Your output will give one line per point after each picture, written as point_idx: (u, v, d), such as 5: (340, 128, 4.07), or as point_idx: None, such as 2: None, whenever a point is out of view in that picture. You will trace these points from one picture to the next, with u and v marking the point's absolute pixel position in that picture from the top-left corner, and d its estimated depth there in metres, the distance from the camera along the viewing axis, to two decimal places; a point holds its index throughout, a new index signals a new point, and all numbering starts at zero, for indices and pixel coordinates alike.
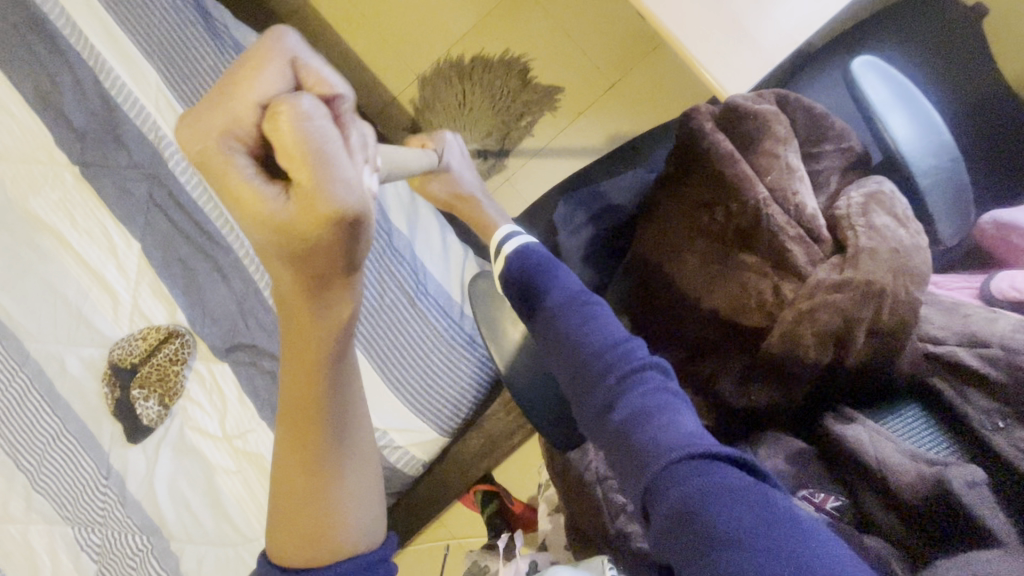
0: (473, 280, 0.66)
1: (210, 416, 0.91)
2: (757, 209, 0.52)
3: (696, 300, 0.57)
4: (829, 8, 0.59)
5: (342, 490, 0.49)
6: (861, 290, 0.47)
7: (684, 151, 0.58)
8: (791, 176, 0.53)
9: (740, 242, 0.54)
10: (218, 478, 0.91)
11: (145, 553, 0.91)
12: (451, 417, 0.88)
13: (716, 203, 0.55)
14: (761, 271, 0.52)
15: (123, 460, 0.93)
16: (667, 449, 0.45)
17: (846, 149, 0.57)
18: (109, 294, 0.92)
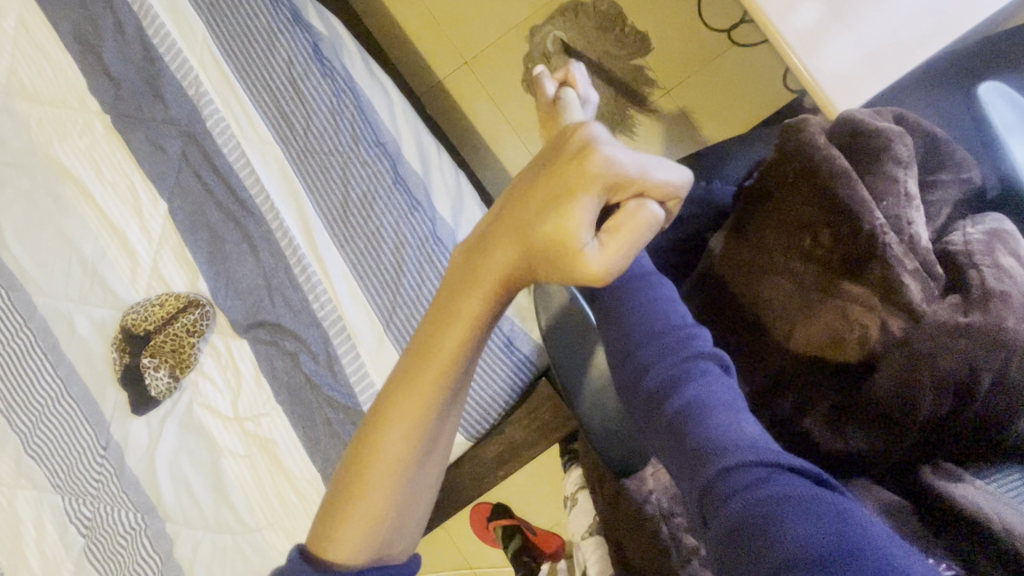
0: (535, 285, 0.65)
1: (221, 393, 0.85)
2: (873, 236, 0.47)
3: (787, 328, 0.53)
4: (959, 27, 0.54)
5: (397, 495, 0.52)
6: (993, 335, 0.42)
7: (788, 165, 0.54)
8: (909, 203, 0.49)
9: (846, 271, 0.49)
10: (224, 461, 0.85)
11: (137, 533, 0.86)
12: (480, 423, 0.83)
13: (823, 224, 0.50)
14: (867, 304, 0.48)
15: (124, 431, 0.87)
16: (728, 453, 0.42)
17: (963, 180, 0.52)
18: (128, 254, 0.86)
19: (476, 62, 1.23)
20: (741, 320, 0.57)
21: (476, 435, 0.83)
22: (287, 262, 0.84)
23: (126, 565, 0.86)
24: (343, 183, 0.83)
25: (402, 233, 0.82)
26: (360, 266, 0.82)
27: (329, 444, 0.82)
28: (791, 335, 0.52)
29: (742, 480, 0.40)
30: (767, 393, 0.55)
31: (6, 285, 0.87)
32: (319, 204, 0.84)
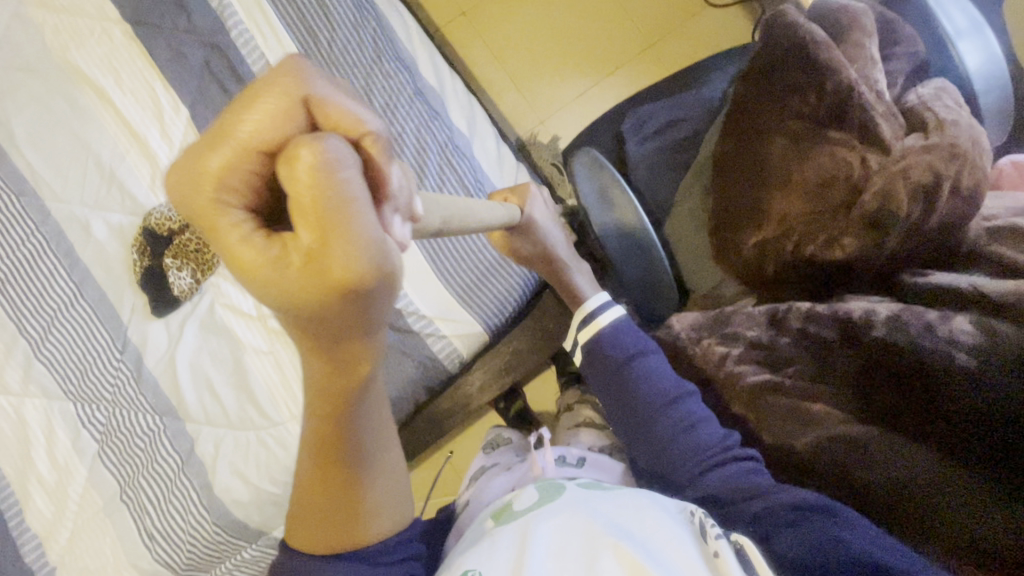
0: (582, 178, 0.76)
1: (244, 293, 0.88)
2: (850, 86, 0.58)
3: (787, 174, 0.63)
4: None
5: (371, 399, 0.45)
6: (951, 149, 0.54)
7: (777, 41, 0.63)
8: (875, 65, 0.60)
9: (832, 118, 0.60)
10: (247, 357, 0.87)
11: (156, 433, 0.87)
12: (496, 316, 0.89)
13: (809, 86, 0.61)
14: (849, 145, 0.59)
15: (143, 335, 0.88)
16: (771, 495, 0.58)
17: (911, 54, 0.65)
18: (148, 159, 0.88)
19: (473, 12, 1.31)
20: (740, 175, 0.68)
21: (493, 329, 0.89)
22: None
23: (144, 466, 0.87)
24: (365, 92, 0.87)
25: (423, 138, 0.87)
26: None
27: None
28: (790, 180, 0.63)
29: (784, 521, 0.55)
30: (779, 236, 0.64)
31: (18, 189, 0.87)
32: None
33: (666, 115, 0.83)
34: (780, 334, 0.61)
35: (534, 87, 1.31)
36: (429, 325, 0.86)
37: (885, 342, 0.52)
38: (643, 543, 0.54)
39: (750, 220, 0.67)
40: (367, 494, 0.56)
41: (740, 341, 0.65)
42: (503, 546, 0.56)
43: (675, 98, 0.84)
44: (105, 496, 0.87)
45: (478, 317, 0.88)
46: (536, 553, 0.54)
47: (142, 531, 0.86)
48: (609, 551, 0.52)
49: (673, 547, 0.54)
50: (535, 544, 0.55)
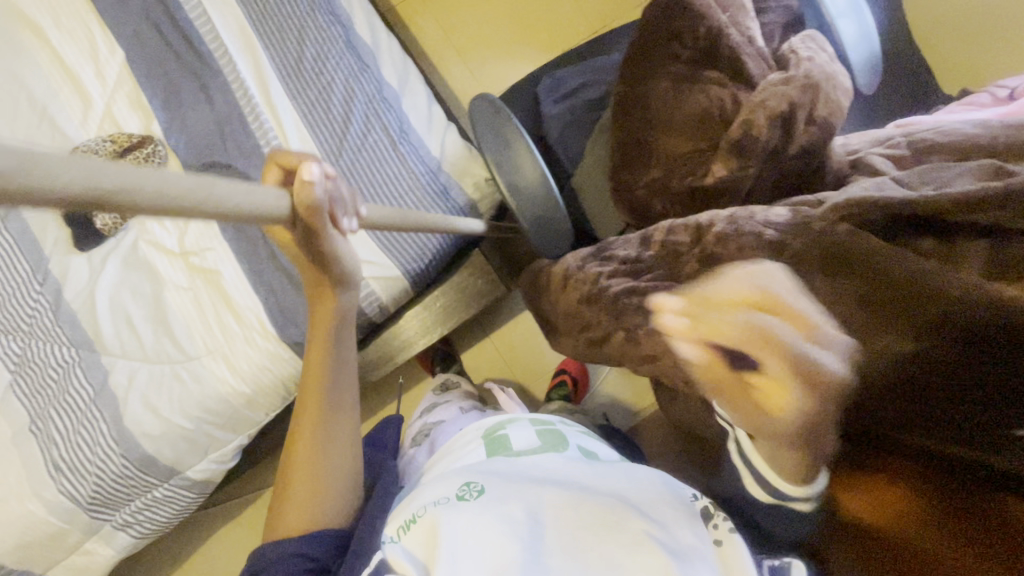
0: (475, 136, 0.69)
1: (168, 231, 0.90)
2: (717, 31, 0.62)
3: (669, 116, 0.65)
4: None
5: (334, 469, 0.69)
6: (804, 80, 0.56)
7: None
8: (746, 14, 0.64)
9: (706, 61, 0.63)
10: (167, 293, 0.89)
11: (70, 365, 0.87)
12: (416, 261, 0.91)
13: (684, 33, 0.64)
14: (722, 83, 0.62)
15: (63, 267, 0.89)
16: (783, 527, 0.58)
17: (785, 9, 0.69)
18: (81, 97, 0.90)
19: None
20: (632, 117, 0.68)
21: (412, 275, 0.91)
22: (240, 109, 0.89)
23: (56, 397, 0.87)
24: (298, 42, 0.91)
25: (351, 88, 0.90)
26: (310, 116, 0.90)
27: (274, 277, 0.88)
28: (671, 121, 0.65)
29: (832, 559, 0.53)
30: (664, 175, 0.66)
31: None
32: (276, 62, 0.91)
33: (578, 79, 0.84)
34: (647, 249, 0.61)
35: (482, 67, 1.36)
36: None
37: (721, 236, 0.52)
38: (656, 518, 0.57)
39: (638, 163, 0.68)
40: (329, 477, 0.69)
41: (613, 261, 0.65)
42: (505, 481, 0.60)
43: (589, 62, 0.85)
44: (15, 426, 0.87)
45: (398, 262, 0.90)
46: (524, 506, 0.56)
47: (48, 462, 0.86)
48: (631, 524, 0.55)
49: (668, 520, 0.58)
50: (536, 495, 0.58)
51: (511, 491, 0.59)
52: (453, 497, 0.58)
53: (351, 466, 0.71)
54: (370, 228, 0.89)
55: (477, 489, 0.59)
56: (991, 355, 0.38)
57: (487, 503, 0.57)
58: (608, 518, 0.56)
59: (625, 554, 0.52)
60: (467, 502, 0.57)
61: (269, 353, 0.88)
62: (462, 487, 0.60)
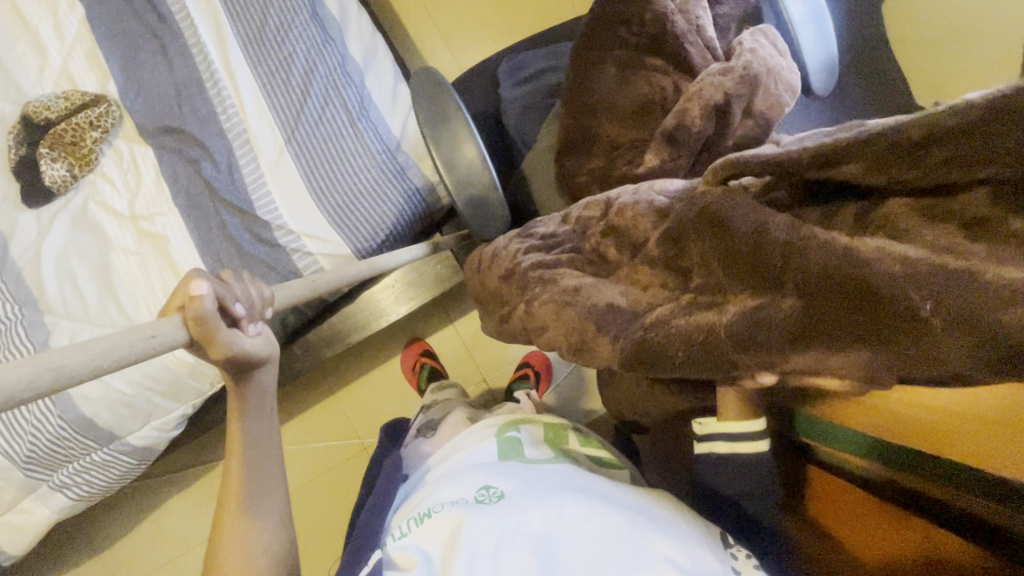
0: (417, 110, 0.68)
1: (119, 193, 0.89)
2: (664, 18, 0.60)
3: (612, 102, 0.65)
4: None
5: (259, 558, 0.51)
6: (744, 72, 0.54)
7: None
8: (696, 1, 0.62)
9: (651, 47, 0.63)
10: (114, 256, 0.88)
11: (11, 322, 0.86)
12: (368, 240, 0.90)
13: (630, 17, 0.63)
14: (665, 70, 0.63)
15: (12, 224, 0.88)
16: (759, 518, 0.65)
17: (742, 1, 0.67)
18: (39, 52, 0.89)
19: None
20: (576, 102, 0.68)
21: (364, 255, 0.90)
22: (199, 74, 0.88)
23: None
24: (262, 9, 0.89)
25: (312, 60, 0.89)
26: (269, 87, 0.88)
27: (222, 247, 0.87)
28: (614, 107, 0.65)
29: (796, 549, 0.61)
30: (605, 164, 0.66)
31: None
32: (238, 30, 0.89)
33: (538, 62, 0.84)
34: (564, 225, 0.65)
35: (463, 49, 1.34)
36: (296, 241, 0.88)
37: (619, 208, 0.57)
38: (674, 534, 0.56)
39: (577, 147, 0.68)
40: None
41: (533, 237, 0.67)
42: (532, 484, 0.60)
43: (551, 45, 0.85)
44: None
45: (349, 240, 0.89)
46: (552, 508, 0.56)
47: None
48: (646, 548, 0.53)
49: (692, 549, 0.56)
50: (553, 497, 0.58)
51: (536, 495, 0.58)
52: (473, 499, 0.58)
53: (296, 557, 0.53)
54: (323, 204, 0.88)
55: (497, 495, 0.58)
56: (902, 359, 0.33)
57: (511, 510, 0.55)
58: (622, 536, 0.54)
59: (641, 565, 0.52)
60: (487, 506, 0.57)
61: None
62: (482, 491, 0.59)
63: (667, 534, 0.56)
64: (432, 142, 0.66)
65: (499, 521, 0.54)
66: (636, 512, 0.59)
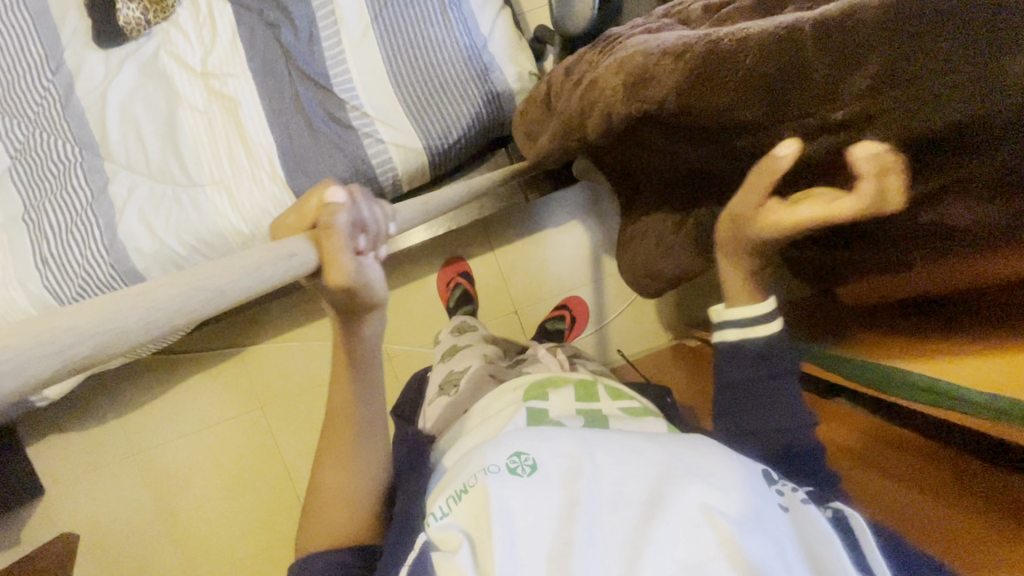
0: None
1: (192, 47, 0.85)
2: None
3: None
4: None
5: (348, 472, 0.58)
6: None
7: None
8: None
9: None
10: (180, 111, 0.85)
11: (71, 164, 0.85)
12: (440, 139, 0.87)
13: None
14: None
15: (79, 61, 0.85)
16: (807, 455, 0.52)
17: None
18: None
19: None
20: None
21: (432, 152, 0.88)
22: None
23: (53, 192, 0.85)
24: None
25: None
26: None
27: (292, 119, 0.85)
28: None
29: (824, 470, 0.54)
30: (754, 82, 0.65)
31: None
32: None
33: None
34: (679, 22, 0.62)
35: None
36: (368, 125, 0.85)
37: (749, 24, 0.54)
38: (727, 492, 0.42)
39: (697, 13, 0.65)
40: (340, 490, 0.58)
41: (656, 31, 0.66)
42: (557, 434, 0.48)
43: None
44: (8, 213, 0.86)
45: (421, 133, 0.86)
46: (584, 482, 0.43)
47: (37, 254, 0.85)
48: (687, 513, 0.41)
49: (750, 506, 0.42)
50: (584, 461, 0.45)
51: (567, 455, 0.46)
52: (502, 467, 0.45)
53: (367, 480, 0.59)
54: (401, 93, 0.85)
55: (531, 464, 0.45)
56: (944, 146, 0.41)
57: (545, 486, 0.44)
58: (659, 497, 0.42)
59: (684, 537, 0.40)
60: (519, 480, 0.44)
61: (274, 197, 0.85)
62: (512, 458, 0.46)
63: (709, 476, 0.43)
64: None
65: (533, 498, 0.43)
66: (673, 454, 0.46)
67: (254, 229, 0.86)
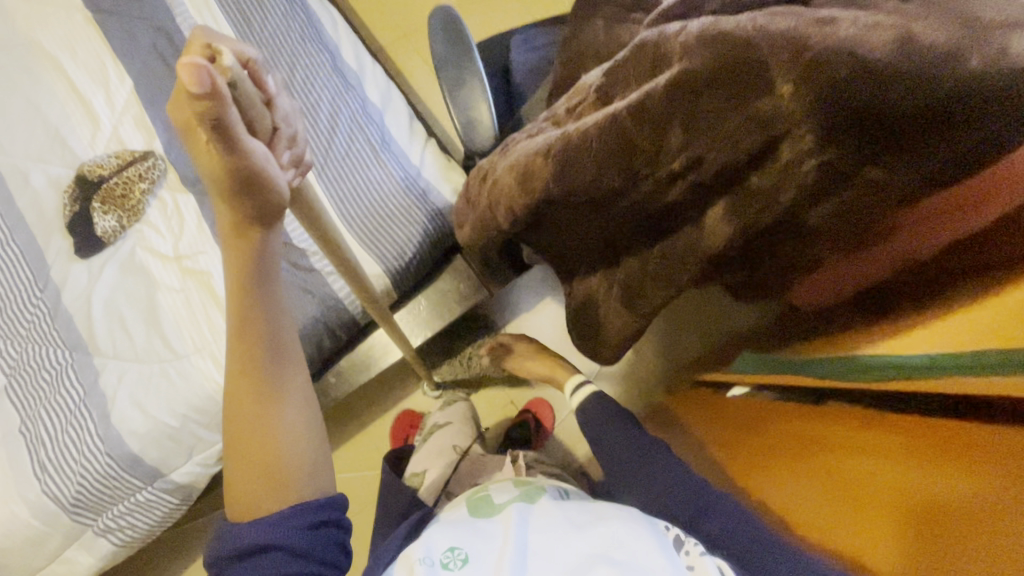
0: (431, 32, 0.75)
1: (164, 236, 0.95)
2: None
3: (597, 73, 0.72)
4: None
5: (273, 396, 0.52)
6: None
7: None
8: None
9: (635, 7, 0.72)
10: (160, 295, 0.93)
11: (62, 367, 0.90)
12: (396, 259, 0.96)
13: None
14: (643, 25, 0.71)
15: (65, 274, 0.94)
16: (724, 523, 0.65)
17: None
18: (91, 120, 0.98)
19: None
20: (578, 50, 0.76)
21: (393, 271, 0.96)
22: None
23: (47, 398, 0.89)
24: (289, 69, 1.00)
25: (337, 106, 0.98)
26: None
27: None
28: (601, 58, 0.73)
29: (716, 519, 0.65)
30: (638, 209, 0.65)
31: None
32: None
33: (547, 38, 0.93)
34: None
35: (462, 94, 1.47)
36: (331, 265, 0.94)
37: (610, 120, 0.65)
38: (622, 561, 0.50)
39: None
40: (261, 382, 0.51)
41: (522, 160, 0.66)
42: (487, 532, 0.57)
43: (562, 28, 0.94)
44: (5, 429, 0.89)
45: (378, 258, 0.95)
46: (514, 554, 0.52)
47: (35, 462, 0.87)
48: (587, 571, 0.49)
49: (650, 557, 0.50)
50: (514, 539, 0.54)
51: (498, 551, 0.53)
52: (436, 560, 0.53)
53: (297, 400, 0.53)
54: (352, 228, 0.95)
55: (463, 557, 0.53)
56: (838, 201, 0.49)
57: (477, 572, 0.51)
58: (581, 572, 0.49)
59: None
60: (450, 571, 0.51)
61: None
62: (447, 553, 0.54)
63: (627, 539, 0.52)
64: (438, 64, 0.75)
65: None
66: (593, 540, 0.53)
67: None
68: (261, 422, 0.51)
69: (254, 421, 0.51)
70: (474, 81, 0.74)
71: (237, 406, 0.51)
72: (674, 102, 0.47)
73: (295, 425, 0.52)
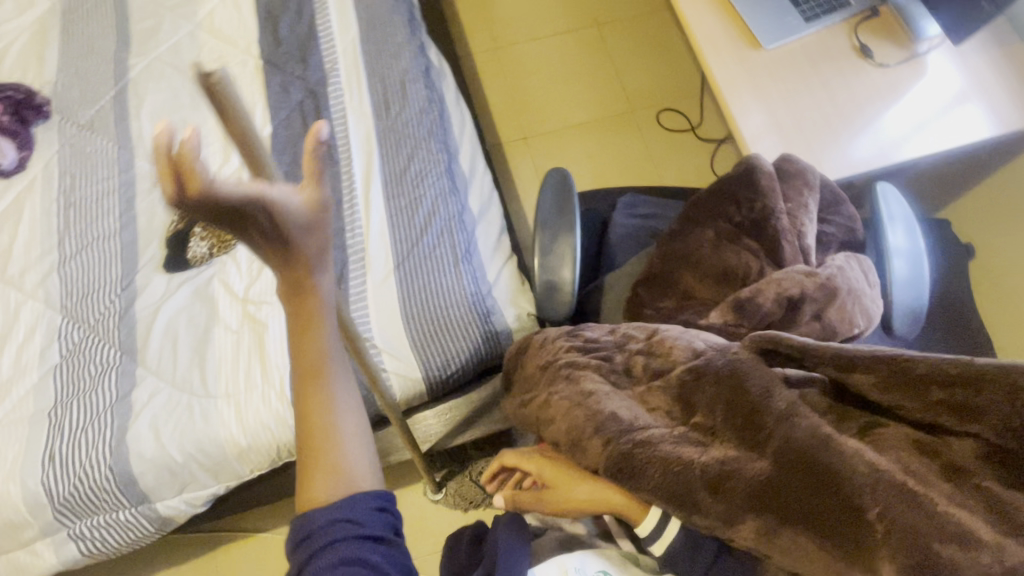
0: (541, 188, 0.77)
1: (241, 275, 1.00)
2: (767, 213, 0.73)
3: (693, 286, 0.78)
4: (887, 156, 0.83)
5: (339, 427, 0.54)
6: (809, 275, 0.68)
7: (734, 178, 0.76)
8: (803, 215, 0.74)
9: (749, 232, 0.75)
10: (216, 330, 0.97)
11: (109, 367, 0.95)
12: (438, 369, 0.95)
13: (740, 199, 0.75)
14: (754, 254, 0.74)
15: (147, 281, 1.00)
16: None
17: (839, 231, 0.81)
18: (225, 154, 1.08)
19: (520, 86, 1.64)
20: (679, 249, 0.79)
21: (431, 379, 0.95)
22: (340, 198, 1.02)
23: (83, 390, 0.94)
24: (406, 160, 1.05)
25: (436, 207, 1.02)
26: (394, 219, 1.01)
27: None
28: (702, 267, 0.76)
29: None
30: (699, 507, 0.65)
31: (123, 142, 1.09)
32: (383, 167, 1.05)
33: (653, 208, 0.93)
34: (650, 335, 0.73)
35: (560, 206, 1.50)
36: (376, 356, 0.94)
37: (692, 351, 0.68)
38: None
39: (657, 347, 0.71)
40: (327, 416, 0.54)
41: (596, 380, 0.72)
42: None
43: (673, 202, 0.94)
44: (38, 406, 0.93)
45: (421, 363, 0.94)
46: None
47: (46, 450, 0.90)
48: None
49: None
50: None
51: None
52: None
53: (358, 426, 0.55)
54: (410, 326, 0.95)
55: None
56: None
57: None
58: None
59: None
60: None
61: (277, 413, 0.91)
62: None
63: None
64: (537, 221, 0.75)
65: None
66: None
67: (251, 442, 0.90)
68: (327, 451, 0.54)
69: (321, 425, 0.54)
70: (567, 249, 0.73)
71: (302, 398, 0.54)
72: (760, 488, 0.55)
73: (354, 429, 0.55)
